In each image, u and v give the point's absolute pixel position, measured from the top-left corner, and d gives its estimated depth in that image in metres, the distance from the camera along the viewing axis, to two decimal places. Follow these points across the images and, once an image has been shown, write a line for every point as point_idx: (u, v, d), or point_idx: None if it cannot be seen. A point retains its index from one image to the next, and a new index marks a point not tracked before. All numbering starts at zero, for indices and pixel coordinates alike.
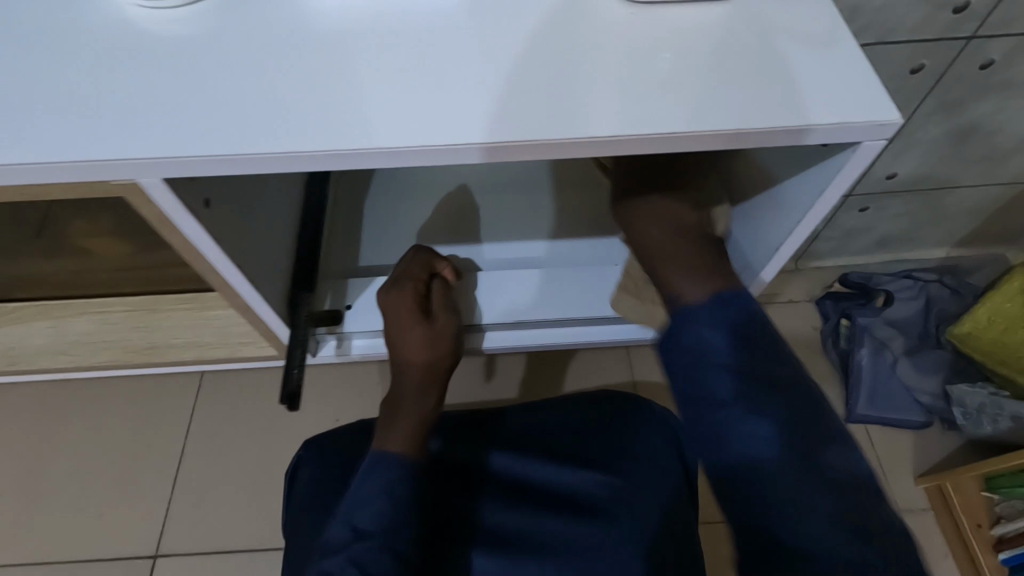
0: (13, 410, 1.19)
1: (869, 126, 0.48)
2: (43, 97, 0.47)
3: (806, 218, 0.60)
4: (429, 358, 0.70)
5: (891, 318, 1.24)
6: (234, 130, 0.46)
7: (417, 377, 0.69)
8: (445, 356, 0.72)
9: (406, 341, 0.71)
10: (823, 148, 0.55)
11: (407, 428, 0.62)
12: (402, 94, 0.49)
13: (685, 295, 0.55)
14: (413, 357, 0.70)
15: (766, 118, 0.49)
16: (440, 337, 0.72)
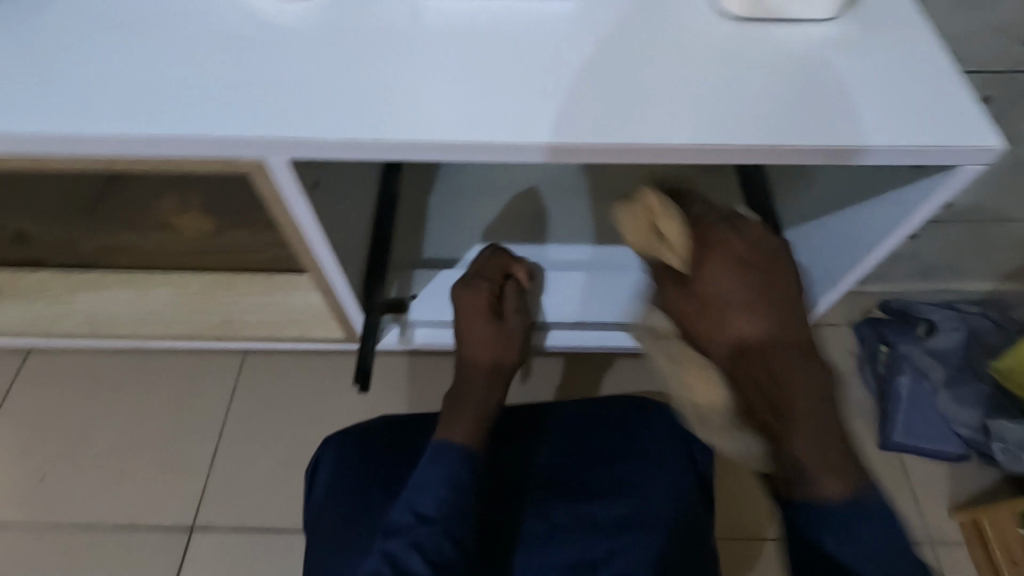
0: (65, 376, 1.23)
1: (973, 150, 0.48)
2: (175, 76, 0.50)
3: (872, 250, 0.63)
4: (494, 359, 0.72)
5: (933, 348, 1.21)
6: (350, 118, 0.48)
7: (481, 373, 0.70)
8: (513, 356, 0.74)
9: (475, 341, 0.73)
10: (911, 169, 0.55)
11: (473, 418, 0.63)
12: (503, 91, 0.51)
13: (817, 486, 0.46)
14: (480, 356, 0.72)
15: (870, 134, 0.49)
16: (507, 342, 0.74)
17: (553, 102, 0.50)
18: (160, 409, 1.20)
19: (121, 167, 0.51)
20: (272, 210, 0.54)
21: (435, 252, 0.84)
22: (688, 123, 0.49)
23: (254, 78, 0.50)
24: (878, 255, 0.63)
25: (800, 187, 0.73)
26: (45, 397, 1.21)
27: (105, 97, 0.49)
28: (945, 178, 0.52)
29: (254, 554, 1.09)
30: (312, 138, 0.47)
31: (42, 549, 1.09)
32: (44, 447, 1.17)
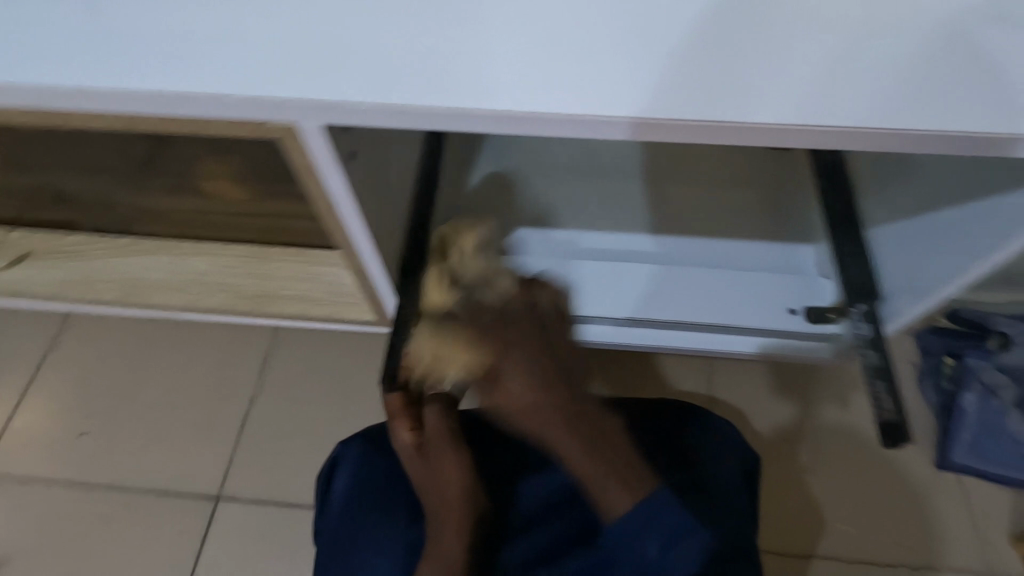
0: (105, 340, 1.24)
1: None
2: (206, 25, 0.45)
3: (993, 254, 0.52)
4: (443, 477, 0.62)
5: (1004, 364, 1.14)
6: (397, 80, 0.43)
7: (439, 498, 0.61)
8: (456, 485, 0.61)
9: (420, 468, 0.64)
10: None
11: None
12: (572, 57, 0.45)
13: (611, 506, 0.54)
14: (439, 482, 0.62)
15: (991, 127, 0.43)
16: (448, 450, 0.64)
17: (631, 72, 0.45)
18: (193, 377, 1.20)
19: (146, 127, 0.47)
20: (304, 180, 0.49)
21: None
22: (779, 100, 0.44)
23: (292, 30, 0.45)
24: (1001, 256, 0.52)
25: (883, 182, 0.65)
26: (83, 359, 1.22)
27: (131, 48, 0.44)
28: None
29: (277, 528, 1.09)
30: (353, 100, 0.42)
31: (75, 506, 1.10)
32: (82, 407, 1.18)
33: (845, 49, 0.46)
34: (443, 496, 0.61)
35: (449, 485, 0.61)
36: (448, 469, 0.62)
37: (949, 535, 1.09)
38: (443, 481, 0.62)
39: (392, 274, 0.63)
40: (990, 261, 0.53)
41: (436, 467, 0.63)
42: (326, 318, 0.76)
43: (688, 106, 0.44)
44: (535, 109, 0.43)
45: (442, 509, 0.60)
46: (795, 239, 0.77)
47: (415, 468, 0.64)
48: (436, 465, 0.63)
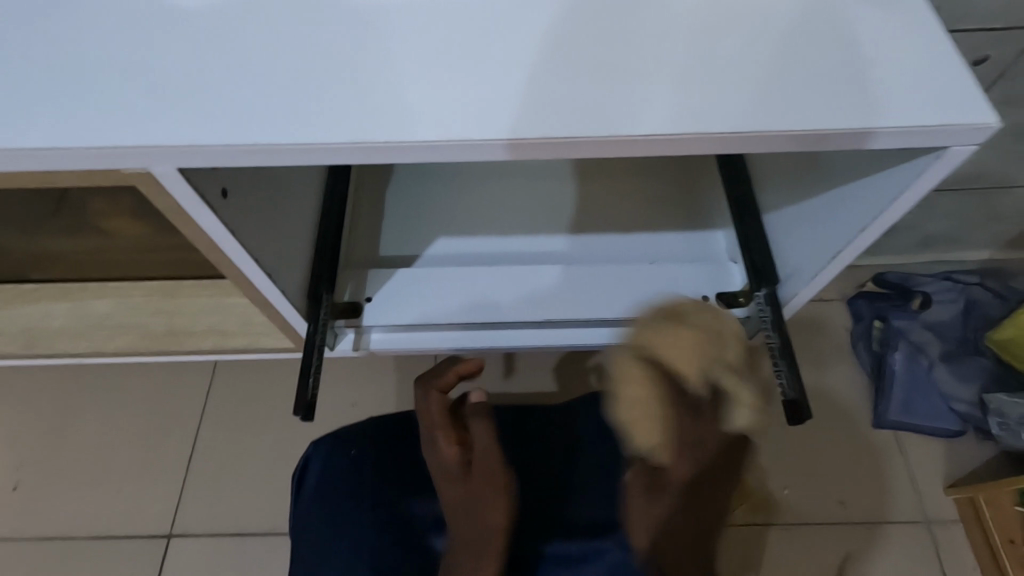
0: (31, 387, 1.19)
1: (962, 128, 0.42)
2: (49, 76, 0.44)
3: (866, 230, 0.53)
4: (478, 518, 0.65)
5: (928, 322, 1.19)
6: (255, 117, 0.42)
7: (467, 537, 0.65)
8: (499, 529, 0.65)
9: (453, 501, 0.67)
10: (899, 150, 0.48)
11: None
12: (441, 80, 0.45)
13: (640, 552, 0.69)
14: (466, 521, 0.65)
15: (845, 119, 0.43)
16: (491, 488, 0.65)
17: (500, 90, 0.44)
18: (130, 417, 1.17)
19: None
20: (178, 223, 0.48)
21: (390, 252, 0.78)
22: (652, 112, 0.44)
23: (146, 73, 0.44)
24: (874, 233, 0.53)
25: (773, 168, 0.66)
26: (10, 408, 1.17)
27: None
28: (932, 164, 0.45)
29: (235, 559, 1.07)
30: (207, 142, 0.41)
31: (15, 563, 1.06)
32: (14, 458, 1.13)
33: (706, 51, 0.46)
34: (469, 536, 0.65)
35: (476, 529, 0.65)
36: (488, 512, 0.65)
37: (887, 491, 1.15)
38: (469, 521, 0.65)
39: (298, 302, 0.62)
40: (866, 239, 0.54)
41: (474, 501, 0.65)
42: (245, 349, 0.74)
43: (564, 119, 0.43)
44: (399, 137, 0.42)
45: (467, 553, 0.64)
46: (706, 228, 0.79)
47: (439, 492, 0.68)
48: (460, 502, 0.66)
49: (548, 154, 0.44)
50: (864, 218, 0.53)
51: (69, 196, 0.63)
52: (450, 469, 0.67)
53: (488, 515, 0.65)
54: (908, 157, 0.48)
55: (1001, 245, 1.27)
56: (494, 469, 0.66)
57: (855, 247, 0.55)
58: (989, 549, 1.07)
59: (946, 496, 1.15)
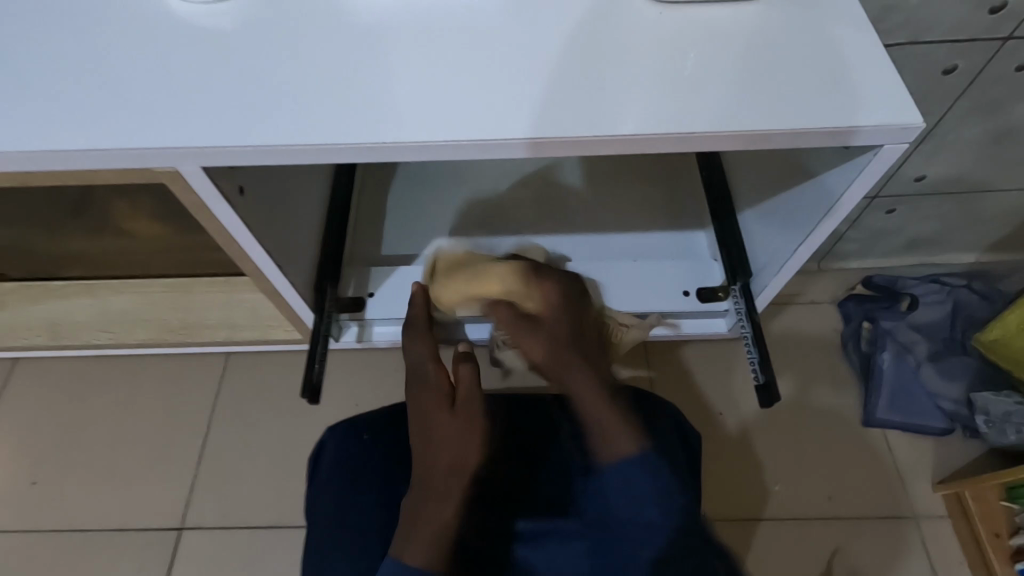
0: (49, 384, 1.24)
1: (891, 128, 0.47)
2: (85, 86, 0.49)
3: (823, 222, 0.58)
4: (457, 454, 0.63)
5: (916, 322, 1.22)
6: (267, 120, 0.47)
7: (442, 469, 0.62)
8: (472, 452, 0.64)
9: (434, 433, 0.65)
10: (844, 150, 0.54)
11: (428, 535, 0.57)
12: (434, 86, 0.49)
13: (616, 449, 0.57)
14: (439, 448, 0.64)
15: (796, 119, 0.47)
16: (475, 426, 0.66)
17: (488, 95, 0.49)
18: (143, 413, 1.22)
19: (38, 178, 0.50)
20: (199, 217, 0.53)
21: (392, 250, 0.83)
22: (626, 113, 0.48)
23: (172, 81, 0.49)
24: (830, 226, 0.58)
25: (748, 170, 0.71)
26: (30, 404, 1.23)
27: (13, 110, 0.48)
28: (870, 161, 0.50)
29: (243, 550, 1.11)
30: (225, 143, 0.46)
31: (34, 553, 1.11)
32: (34, 452, 1.18)
33: (674, 59, 0.51)
34: (446, 465, 0.62)
35: (452, 461, 0.63)
36: (468, 449, 0.64)
37: (875, 486, 1.18)
38: (449, 449, 0.63)
39: (306, 294, 0.67)
40: (823, 231, 0.59)
41: (451, 425, 0.66)
42: (255, 341, 0.79)
43: (547, 121, 0.48)
44: (394, 138, 0.47)
45: (435, 482, 0.61)
46: (690, 227, 0.83)
47: (415, 431, 0.67)
48: (441, 433, 0.65)
49: (532, 154, 0.48)
50: (819, 213, 0.58)
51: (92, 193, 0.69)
52: (434, 412, 0.68)
53: (466, 449, 0.64)
54: (850, 156, 0.53)
55: (985, 248, 1.31)
56: (480, 412, 0.68)
57: (814, 239, 0.60)
58: (976, 544, 1.10)
59: (935, 492, 1.18)
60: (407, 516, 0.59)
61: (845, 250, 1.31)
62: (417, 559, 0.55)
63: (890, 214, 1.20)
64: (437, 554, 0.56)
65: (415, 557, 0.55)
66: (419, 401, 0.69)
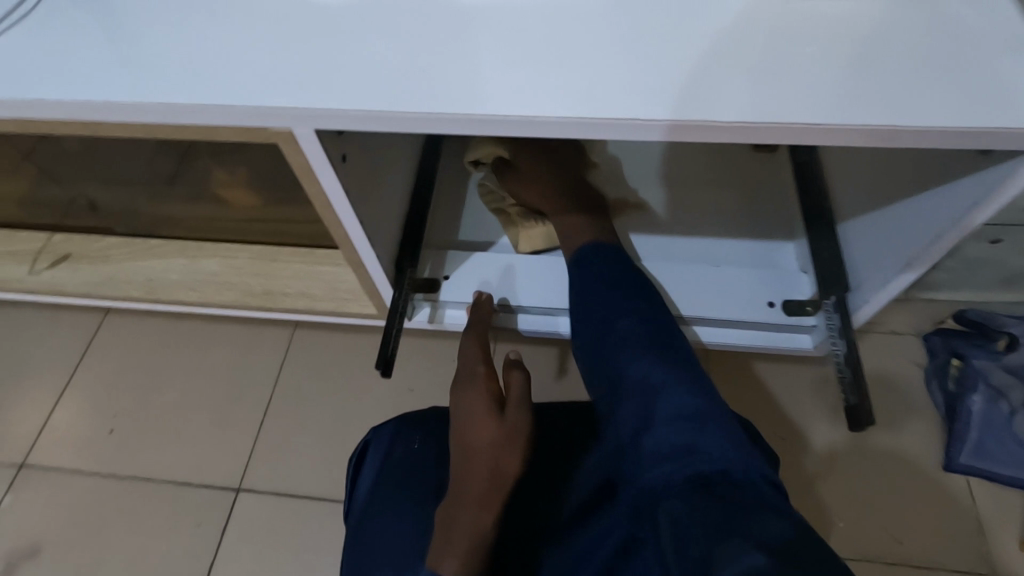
0: (132, 340, 1.33)
1: None
2: (212, 49, 0.52)
3: (948, 232, 0.53)
4: (497, 463, 0.62)
5: (1012, 365, 1.13)
6: (380, 89, 0.49)
7: (482, 475, 0.61)
8: (513, 462, 0.63)
9: (476, 438, 0.64)
10: (976, 157, 0.50)
11: (463, 541, 0.55)
12: (541, 63, 0.50)
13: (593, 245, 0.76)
14: (480, 456, 0.62)
15: (920, 118, 0.45)
16: (518, 435, 0.65)
17: (593, 80, 0.49)
18: (213, 376, 1.28)
19: (163, 134, 0.53)
20: (302, 181, 0.55)
21: (468, 238, 0.83)
22: (734, 101, 0.47)
23: (292, 49, 0.51)
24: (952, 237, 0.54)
25: (844, 174, 0.67)
26: (114, 358, 1.31)
27: (144, 68, 0.51)
28: (1010, 169, 0.46)
29: (294, 520, 1.14)
30: (337, 107, 0.48)
31: (107, 496, 1.18)
32: (115, 401, 1.27)
33: (789, 54, 0.49)
34: (487, 470, 0.61)
35: (492, 469, 0.61)
36: (510, 459, 0.63)
37: (952, 536, 1.09)
38: (488, 455, 0.62)
39: (388, 270, 0.68)
40: (947, 238, 0.54)
41: (490, 432, 0.65)
42: (331, 312, 0.82)
43: (651, 107, 0.47)
44: (498, 111, 0.47)
45: (473, 489, 0.60)
46: (776, 237, 0.80)
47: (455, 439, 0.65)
48: (483, 439, 0.64)
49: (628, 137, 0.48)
50: (936, 227, 0.55)
51: (190, 160, 0.74)
52: (477, 417, 0.66)
53: (508, 459, 0.63)
54: (986, 161, 0.49)
55: None
56: (526, 419, 0.67)
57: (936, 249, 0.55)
58: None
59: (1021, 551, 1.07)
60: (440, 526, 0.57)
61: (936, 280, 1.23)
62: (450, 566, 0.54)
63: (993, 244, 1.11)
64: (471, 561, 0.54)
65: (450, 567, 0.54)
66: (462, 406, 0.68)
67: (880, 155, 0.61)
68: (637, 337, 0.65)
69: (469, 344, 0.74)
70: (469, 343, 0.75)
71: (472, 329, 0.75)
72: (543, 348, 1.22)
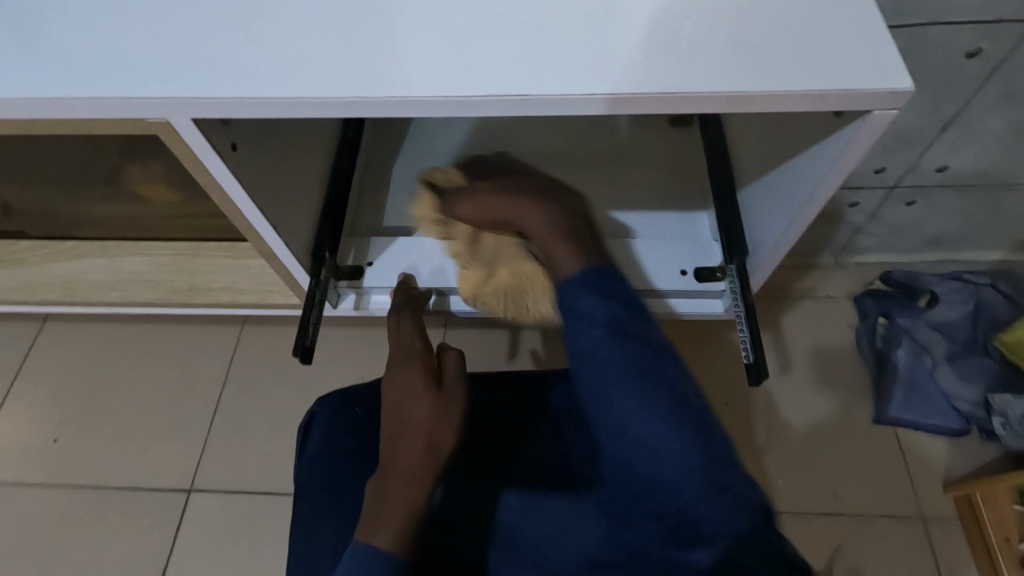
0: (72, 347, 1.30)
1: (880, 94, 0.46)
2: (87, 38, 0.51)
3: (818, 192, 0.57)
4: (433, 435, 0.62)
5: (935, 320, 1.19)
6: (263, 75, 0.49)
7: (416, 447, 0.61)
8: (448, 434, 0.63)
9: (414, 412, 0.64)
10: (834, 118, 0.53)
11: (396, 515, 0.58)
12: (426, 44, 0.50)
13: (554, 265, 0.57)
14: (414, 430, 0.62)
15: (773, 82, 0.47)
16: (455, 408, 0.64)
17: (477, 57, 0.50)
18: (158, 378, 1.26)
19: (49, 130, 0.53)
20: (192, 171, 0.55)
21: (394, 222, 0.83)
22: (616, 75, 0.48)
23: (170, 36, 0.51)
24: (820, 198, 0.57)
25: (745, 144, 0.70)
26: (53, 366, 1.28)
27: (15, 61, 0.50)
28: (859, 126, 0.49)
29: (249, 515, 1.14)
30: (220, 95, 0.48)
31: (54, 508, 1.15)
32: (56, 411, 1.24)
33: (668, 25, 0.50)
34: (422, 444, 0.61)
35: (427, 441, 0.62)
36: (444, 431, 0.63)
37: (883, 485, 1.15)
38: (424, 429, 0.62)
39: (303, 258, 0.68)
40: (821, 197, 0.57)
41: (425, 406, 0.64)
42: (258, 305, 0.81)
43: (531, 81, 0.48)
44: (383, 92, 0.48)
45: (407, 463, 0.60)
46: (692, 208, 0.82)
47: (391, 414, 0.65)
48: (420, 413, 0.63)
49: (513, 112, 0.49)
50: (812, 187, 0.57)
51: (97, 158, 0.73)
52: (416, 391, 0.65)
53: (442, 431, 0.62)
54: (840, 123, 0.52)
55: (1012, 246, 1.26)
56: (464, 392, 0.66)
57: (810, 209, 0.59)
58: (986, 550, 1.06)
59: (946, 494, 1.14)
60: (375, 501, 0.60)
61: (863, 243, 1.28)
62: (384, 541, 0.56)
63: (910, 206, 1.16)
64: (402, 534, 0.57)
65: (383, 541, 0.56)
66: (398, 378, 0.67)
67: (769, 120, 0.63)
68: (610, 360, 0.51)
69: (400, 317, 0.73)
70: (405, 316, 0.73)
71: (400, 303, 0.75)
72: (490, 330, 1.23)
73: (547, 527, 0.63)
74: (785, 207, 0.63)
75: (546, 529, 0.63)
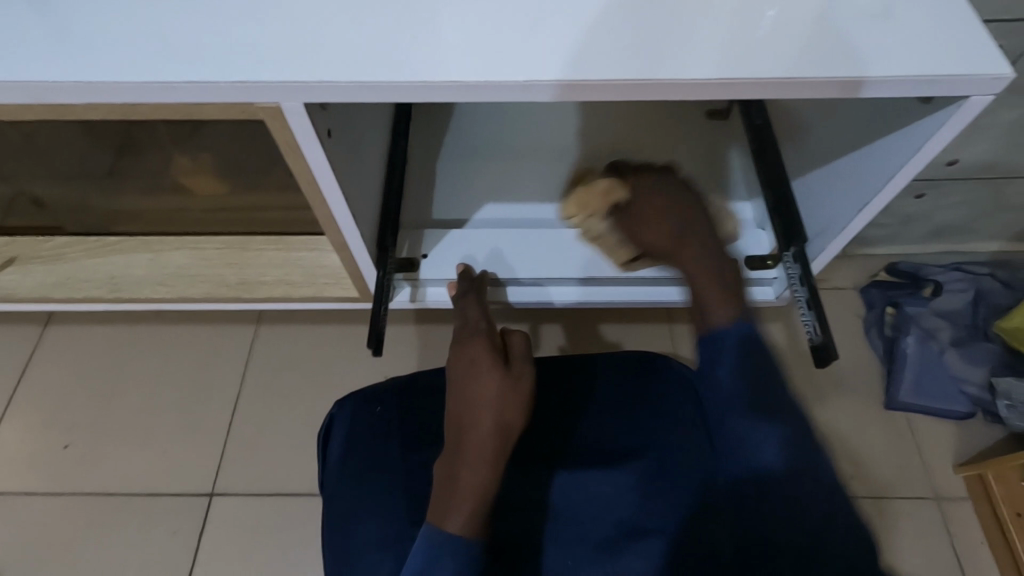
0: (81, 350, 1.26)
1: (983, 80, 0.48)
2: (188, 24, 0.50)
3: (898, 175, 0.60)
4: (503, 415, 0.61)
5: (940, 309, 1.24)
6: (368, 60, 0.49)
7: (487, 426, 0.60)
8: (517, 415, 0.62)
9: (482, 392, 0.63)
10: (921, 104, 0.55)
11: (467, 498, 0.55)
12: (514, 30, 0.51)
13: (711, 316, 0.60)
14: (478, 409, 0.61)
15: (873, 66, 0.49)
16: (523, 389, 0.64)
17: (561, 44, 0.50)
18: (174, 380, 1.23)
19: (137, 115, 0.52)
20: (287, 156, 0.55)
21: (441, 214, 0.84)
22: (704, 62, 0.50)
23: (275, 22, 0.51)
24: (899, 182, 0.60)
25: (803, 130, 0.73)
26: (62, 370, 1.24)
27: (115, 46, 0.49)
28: (953, 112, 0.52)
29: (274, 517, 1.12)
30: (325, 79, 0.48)
31: (68, 517, 1.11)
32: (68, 415, 1.20)
33: (751, 14, 0.52)
34: (492, 423, 0.60)
35: (498, 422, 0.60)
36: (511, 411, 0.61)
37: (899, 467, 1.20)
38: (492, 407, 0.61)
39: (371, 249, 0.68)
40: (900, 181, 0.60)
41: (494, 385, 0.63)
42: (310, 298, 0.81)
43: (614, 66, 0.49)
44: (478, 77, 0.48)
45: (477, 440, 0.59)
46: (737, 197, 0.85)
47: (454, 398, 0.64)
48: (485, 394, 0.62)
49: (613, 97, 0.50)
50: (890, 171, 0.61)
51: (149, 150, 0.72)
52: (482, 368, 0.64)
53: (510, 411, 0.61)
54: (928, 108, 0.55)
55: (1010, 237, 1.32)
56: (529, 374, 0.65)
57: (888, 192, 0.62)
58: (998, 526, 1.11)
59: (957, 473, 1.19)
60: (443, 486, 0.57)
61: (873, 236, 1.33)
62: (455, 525, 0.54)
63: (919, 198, 1.21)
64: (474, 519, 0.54)
65: (455, 526, 0.54)
66: (462, 361, 0.67)
67: (837, 104, 0.66)
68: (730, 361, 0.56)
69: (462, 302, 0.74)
70: (466, 303, 0.74)
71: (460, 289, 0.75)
72: (513, 325, 1.24)
73: (593, 509, 0.63)
74: (857, 192, 0.66)
75: (593, 509, 0.63)
